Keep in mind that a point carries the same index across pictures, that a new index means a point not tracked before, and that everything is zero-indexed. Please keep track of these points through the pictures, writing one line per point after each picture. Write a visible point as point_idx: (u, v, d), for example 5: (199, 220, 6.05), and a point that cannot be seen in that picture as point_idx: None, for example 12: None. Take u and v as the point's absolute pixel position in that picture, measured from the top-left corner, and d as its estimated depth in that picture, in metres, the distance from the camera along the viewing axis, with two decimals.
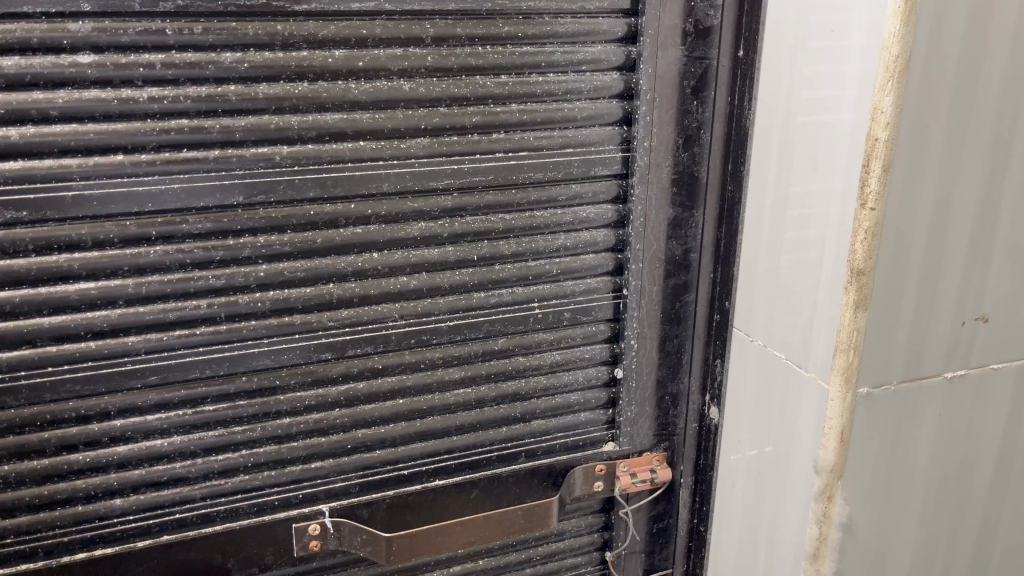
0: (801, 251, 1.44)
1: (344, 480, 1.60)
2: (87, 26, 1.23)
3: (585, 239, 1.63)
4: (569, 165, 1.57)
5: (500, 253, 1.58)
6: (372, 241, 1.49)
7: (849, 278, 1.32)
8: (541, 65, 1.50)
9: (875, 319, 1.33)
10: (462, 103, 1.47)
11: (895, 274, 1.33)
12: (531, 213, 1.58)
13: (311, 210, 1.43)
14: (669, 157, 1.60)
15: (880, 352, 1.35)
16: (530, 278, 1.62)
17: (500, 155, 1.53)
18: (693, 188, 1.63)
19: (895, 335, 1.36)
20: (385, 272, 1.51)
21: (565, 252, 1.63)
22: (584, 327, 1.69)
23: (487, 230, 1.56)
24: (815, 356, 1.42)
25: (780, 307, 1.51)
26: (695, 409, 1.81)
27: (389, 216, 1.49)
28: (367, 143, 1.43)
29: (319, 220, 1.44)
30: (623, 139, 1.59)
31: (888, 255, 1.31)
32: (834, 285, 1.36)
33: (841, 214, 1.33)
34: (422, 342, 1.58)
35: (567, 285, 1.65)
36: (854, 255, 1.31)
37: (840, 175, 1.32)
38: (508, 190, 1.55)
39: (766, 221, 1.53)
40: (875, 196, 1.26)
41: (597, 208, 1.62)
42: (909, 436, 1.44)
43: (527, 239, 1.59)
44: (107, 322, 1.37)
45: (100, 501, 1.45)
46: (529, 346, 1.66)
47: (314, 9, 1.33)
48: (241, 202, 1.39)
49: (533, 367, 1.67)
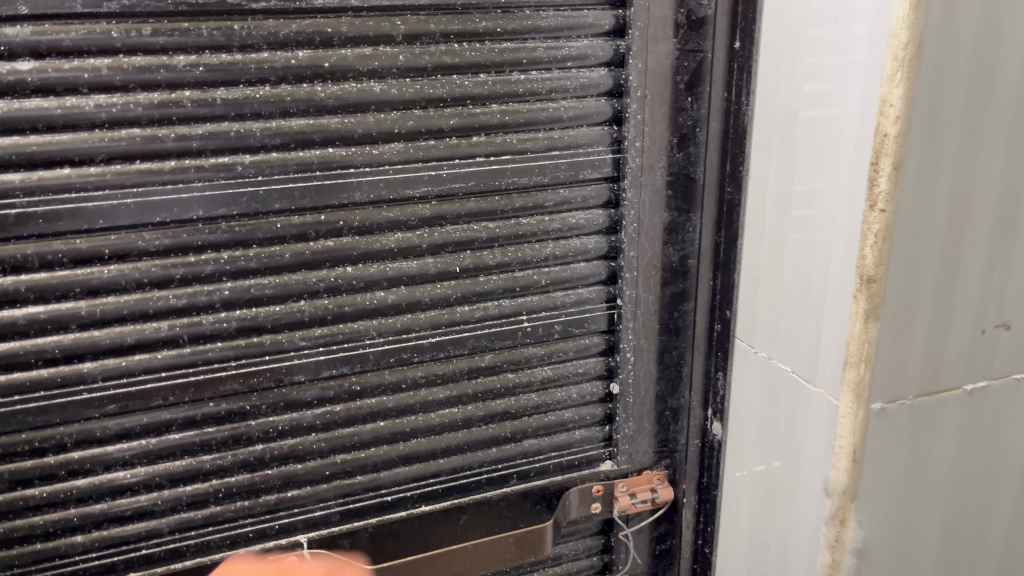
0: (823, 245, 1.12)
1: (324, 508, 1.31)
2: (25, 31, 1.00)
3: (574, 248, 1.33)
4: (556, 169, 1.28)
5: (485, 264, 1.28)
6: (346, 254, 1.21)
7: (857, 284, 1.07)
8: (523, 61, 1.21)
9: (890, 334, 1.06)
10: (437, 104, 1.19)
11: (910, 271, 1.05)
12: (517, 221, 1.29)
13: (282, 239, 1.18)
14: (662, 157, 1.31)
15: (891, 370, 1.09)
16: (514, 299, 1.32)
17: (479, 160, 1.24)
18: (690, 191, 1.32)
19: (904, 352, 1.10)
20: (359, 288, 1.23)
21: (553, 261, 1.33)
22: (577, 339, 1.38)
23: (468, 241, 1.26)
24: (821, 369, 1.17)
25: (785, 315, 1.22)
26: (695, 433, 1.48)
27: (356, 226, 1.20)
28: (326, 145, 1.16)
29: (282, 238, 1.17)
30: (612, 138, 1.30)
31: (906, 261, 1.04)
32: (846, 286, 1.09)
33: (851, 200, 1.05)
34: (394, 361, 1.28)
35: (557, 297, 1.35)
36: (868, 252, 1.03)
37: (846, 172, 1.06)
38: (489, 196, 1.26)
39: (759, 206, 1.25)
40: (891, 177, 0.99)
41: (585, 213, 1.33)
42: (926, 450, 1.16)
43: (513, 248, 1.30)
44: (60, 348, 1.12)
45: (61, 538, 1.19)
46: (518, 361, 1.36)
47: (273, 5, 1.07)
48: (165, 219, 1.11)
49: (523, 384, 1.37)
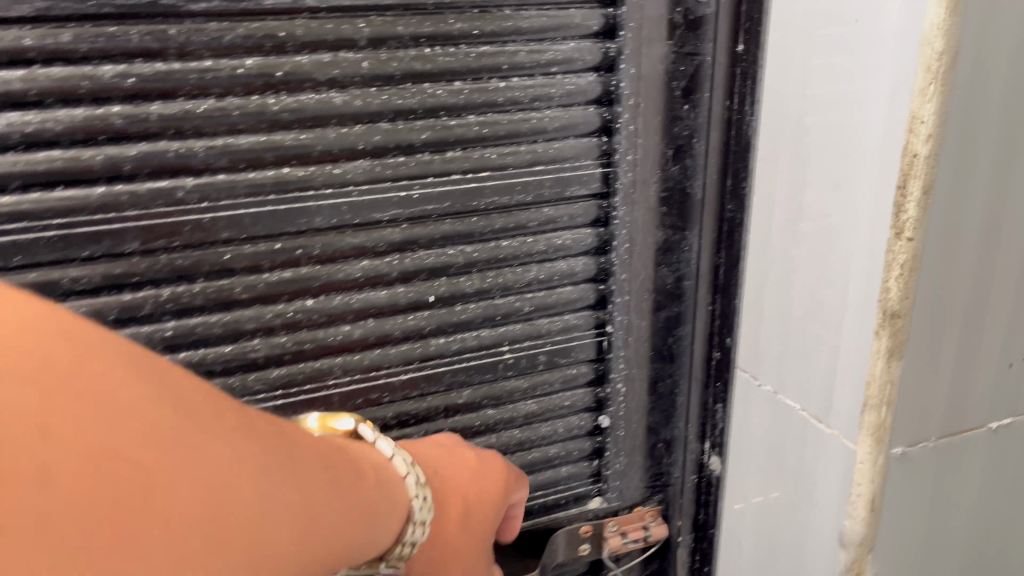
0: (831, 217, 0.53)
1: None
2: None
3: (561, 276, 0.66)
4: (542, 192, 0.63)
5: (461, 293, 0.63)
6: (312, 280, 0.58)
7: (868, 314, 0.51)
8: (502, 69, 0.58)
9: (909, 395, 0.51)
10: (409, 117, 0.57)
11: (938, 278, 0.49)
12: (494, 243, 0.63)
13: (224, 292, 0.56)
14: (649, 171, 0.64)
15: (915, 441, 0.53)
16: (504, 390, 0.68)
17: (435, 149, 0.59)
18: (683, 211, 0.65)
19: (929, 422, 0.53)
20: (321, 324, 0.60)
21: (538, 288, 0.66)
22: (572, 369, 0.69)
23: (443, 304, 0.63)
24: (838, 400, 0.55)
25: (818, 348, 0.56)
26: (691, 475, 0.74)
27: (407, 268, 0.61)
28: (345, 129, 0.55)
29: (313, 285, 0.58)
30: (599, 134, 0.63)
31: (955, 266, 0.49)
32: (827, 291, 0.55)
33: (874, 212, 0.49)
34: (352, 408, 0.63)
35: (542, 326, 0.67)
36: (891, 285, 0.49)
37: (877, 144, 0.48)
38: (466, 216, 0.61)
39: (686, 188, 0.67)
40: (915, 195, 0.46)
41: (555, 254, 0.65)
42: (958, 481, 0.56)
43: (495, 274, 0.64)
44: None
45: None
46: (513, 399, 0.69)
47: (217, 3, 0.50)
48: (235, 260, 0.56)
49: (498, 402, 0.68)
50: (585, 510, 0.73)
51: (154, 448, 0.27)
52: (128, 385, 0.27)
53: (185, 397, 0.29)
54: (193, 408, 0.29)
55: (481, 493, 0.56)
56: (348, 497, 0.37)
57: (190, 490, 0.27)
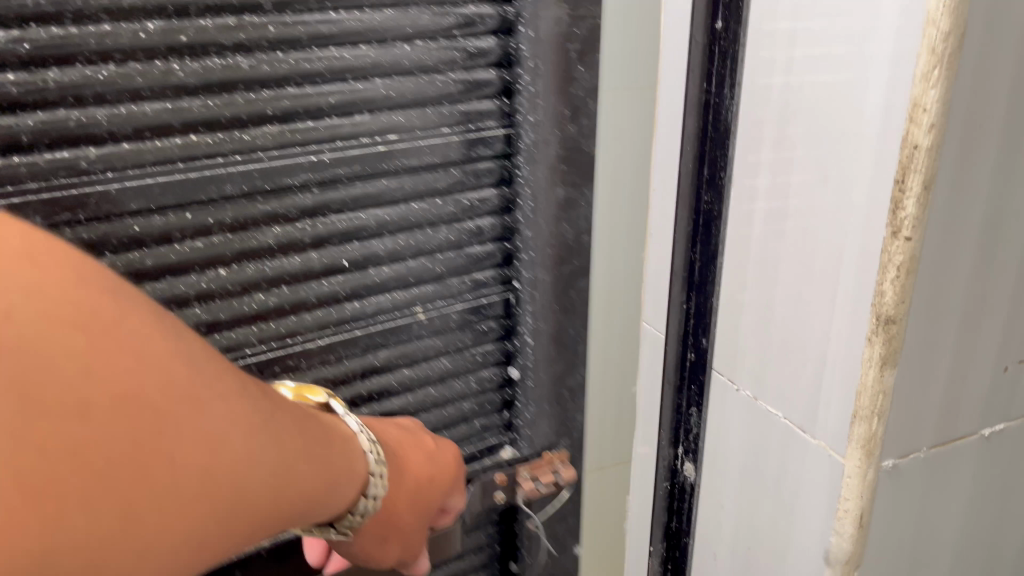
0: (821, 237, 0.49)
1: None
2: None
3: (469, 244, 0.62)
4: (449, 152, 0.59)
5: (357, 263, 0.58)
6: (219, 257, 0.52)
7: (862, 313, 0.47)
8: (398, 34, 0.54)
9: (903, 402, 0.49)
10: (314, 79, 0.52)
11: (931, 289, 0.47)
12: (399, 204, 0.58)
13: (147, 259, 0.50)
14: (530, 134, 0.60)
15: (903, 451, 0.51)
16: (420, 350, 0.63)
17: (364, 117, 0.55)
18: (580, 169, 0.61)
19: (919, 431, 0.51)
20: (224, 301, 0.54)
21: (445, 256, 0.62)
22: (479, 324, 0.66)
23: (357, 268, 0.58)
24: (824, 405, 0.52)
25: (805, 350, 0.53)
26: (664, 482, 0.69)
27: (320, 234, 0.55)
28: (253, 95, 0.50)
29: (223, 252, 0.52)
30: (500, 109, 0.60)
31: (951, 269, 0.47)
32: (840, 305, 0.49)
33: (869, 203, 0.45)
34: (266, 377, 0.57)
35: (454, 286, 0.63)
36: (887, 287, 0.45)
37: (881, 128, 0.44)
38: (376, 180, 0.57)
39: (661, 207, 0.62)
40: (914, 189, 0.43)
41: (459, 215, 0.61)
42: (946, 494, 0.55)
43: (397, 239, 0.59)
44: None
45: None
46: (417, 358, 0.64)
47: None
48: (145, 232, 0.50)
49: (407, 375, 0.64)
50: (497, 459, 0.70)
51: (140, 361, 0.28)
52: (144, 322, 0.29)
53: (141, 318, 0.29)
54: (200, 372, 0.31)
55: (434, 479, 0.53)
56: (284, 441, 0.34)
57: (190, 445, 0.29)
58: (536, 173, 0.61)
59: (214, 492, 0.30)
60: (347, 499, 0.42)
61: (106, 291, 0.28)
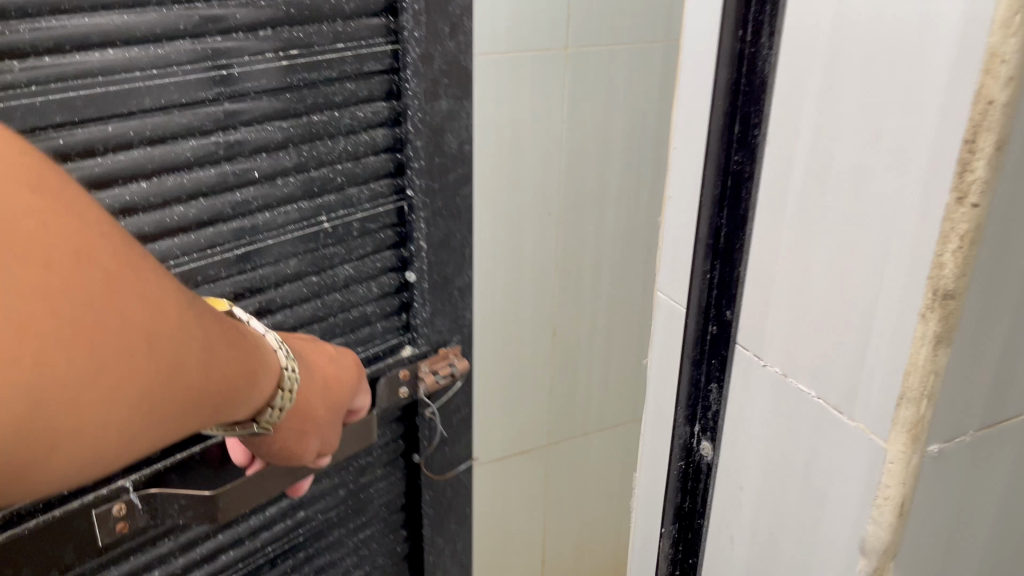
0: (881, 148, 0.28)
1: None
2: None
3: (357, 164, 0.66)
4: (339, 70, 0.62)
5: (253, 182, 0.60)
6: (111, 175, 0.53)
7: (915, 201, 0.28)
8: None
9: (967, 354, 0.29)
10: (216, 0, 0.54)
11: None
12: (293, 122, 0.61)
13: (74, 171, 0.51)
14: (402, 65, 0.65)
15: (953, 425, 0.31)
16: (319, 254, 0.66)
17: (267, 33, 0.57)
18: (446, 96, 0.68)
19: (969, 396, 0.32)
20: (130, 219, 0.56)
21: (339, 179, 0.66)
22: (376, 231, 0.70)
23: (265, 180, 0.61)
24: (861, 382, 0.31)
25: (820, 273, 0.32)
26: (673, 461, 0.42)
27: (233, 148, 0.58)
28: (166, 10, 0.51)
29: (149, 165, 0.54)
30: (385, 28, 0.64)
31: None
32: (849, 268, 0.31)
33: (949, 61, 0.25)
34: (191, 286, 0.59)
35: (350, 200, 0.67)
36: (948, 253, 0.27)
37: None
38: (281, 95, 0.59)
39: (683, 133, 0.37)
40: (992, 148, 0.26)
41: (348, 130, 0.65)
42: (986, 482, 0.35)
43: (293, 156, 0.62)
44: None
45: None
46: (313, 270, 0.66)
47: None
48: (69, 145, 0.50)
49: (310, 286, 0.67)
50: (398, 356, 0.76)
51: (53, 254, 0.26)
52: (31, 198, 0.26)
53: (63, 207, 0.28)
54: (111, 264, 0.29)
55: (339, 378, 0.56)
56: (206, 345, 0.35)
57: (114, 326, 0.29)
58: (421, 87, 0.66)
59: (155, 367, 0.31)
60: (262, 395, 0.44)
61: (70, 190, 0.28)
